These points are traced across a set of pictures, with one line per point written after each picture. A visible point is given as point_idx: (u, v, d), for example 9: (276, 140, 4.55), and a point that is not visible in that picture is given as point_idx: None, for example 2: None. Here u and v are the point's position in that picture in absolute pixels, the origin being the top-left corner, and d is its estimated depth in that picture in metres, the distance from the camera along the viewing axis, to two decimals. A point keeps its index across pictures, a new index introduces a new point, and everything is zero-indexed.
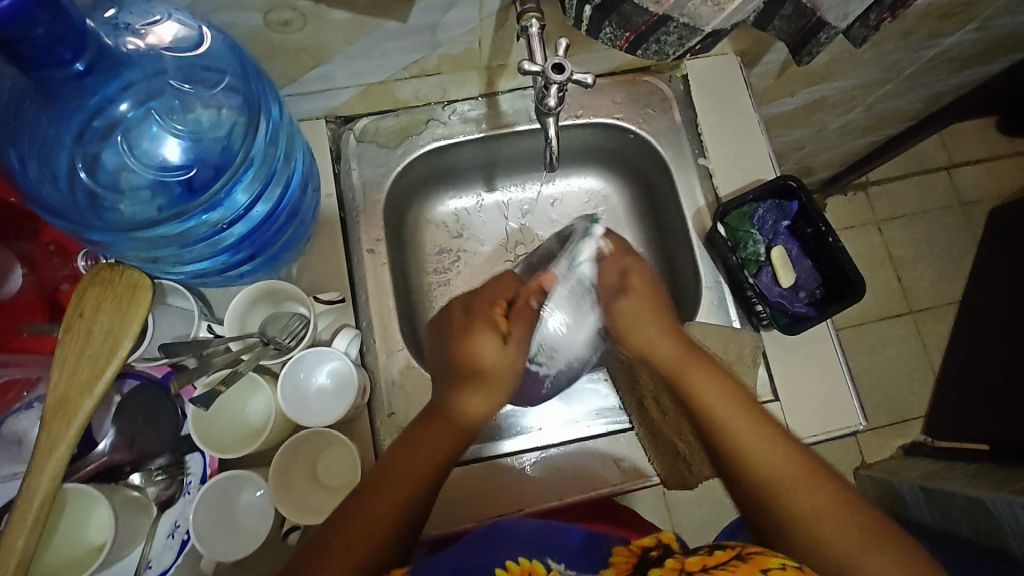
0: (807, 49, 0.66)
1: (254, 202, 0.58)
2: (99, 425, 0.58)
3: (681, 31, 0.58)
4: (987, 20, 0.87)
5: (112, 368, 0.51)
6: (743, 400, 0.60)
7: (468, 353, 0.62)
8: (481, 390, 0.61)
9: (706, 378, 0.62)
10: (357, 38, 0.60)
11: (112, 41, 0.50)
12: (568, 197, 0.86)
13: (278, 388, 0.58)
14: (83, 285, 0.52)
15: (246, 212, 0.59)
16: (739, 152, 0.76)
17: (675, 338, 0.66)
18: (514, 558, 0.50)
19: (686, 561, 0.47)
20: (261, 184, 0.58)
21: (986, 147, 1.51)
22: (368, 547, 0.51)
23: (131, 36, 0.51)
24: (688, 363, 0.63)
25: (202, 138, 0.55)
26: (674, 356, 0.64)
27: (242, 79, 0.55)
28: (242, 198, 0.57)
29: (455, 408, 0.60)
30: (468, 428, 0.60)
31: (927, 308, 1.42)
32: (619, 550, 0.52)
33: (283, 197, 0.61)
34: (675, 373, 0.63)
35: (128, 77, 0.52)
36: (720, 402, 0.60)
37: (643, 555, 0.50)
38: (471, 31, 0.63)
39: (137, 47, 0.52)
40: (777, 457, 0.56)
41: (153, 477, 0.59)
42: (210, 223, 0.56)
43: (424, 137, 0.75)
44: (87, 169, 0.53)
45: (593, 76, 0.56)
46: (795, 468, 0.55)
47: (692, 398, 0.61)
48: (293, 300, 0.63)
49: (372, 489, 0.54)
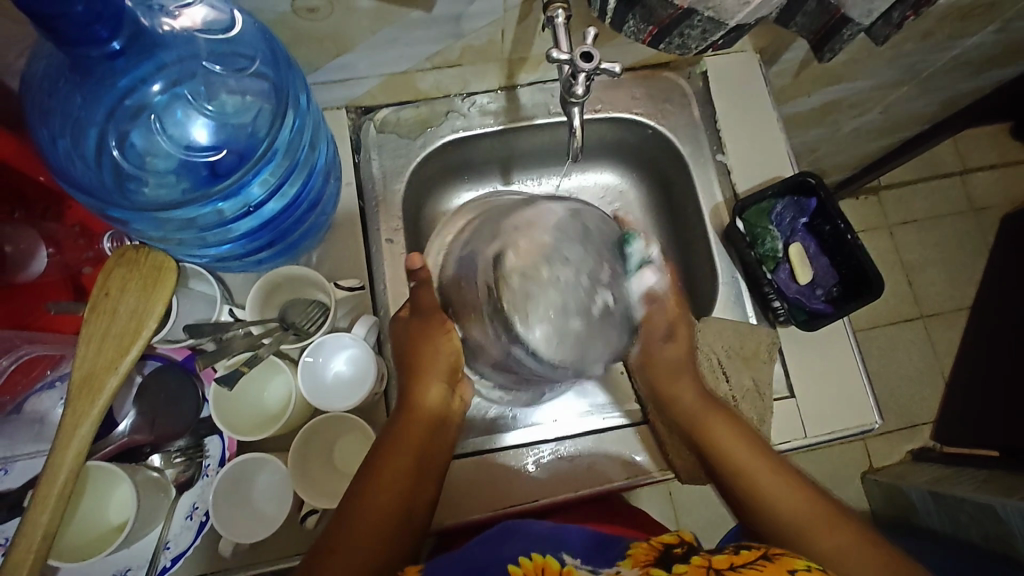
0: (830, 45, 0.66)
1: (272, 193, 0.59)
2: (119, 406, 0.58)
3: (706, 25, 0.59)
4: (1008, 21, 0.87)
5: (136, 348, 0.51)
6: (762, 445, 0.63)
7: (401, 343, 0.65)
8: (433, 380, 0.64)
9: (729, 425, 0.64)
10: (381, 27, 0.60)
11: (148, 21, 0.51)
12: (584, 192, 0.86)
13: (298, 372, 0.59)
14: (108, 265, 0.53)
15: (265, 201, 0.59)
16: (758, 149, 0.76)
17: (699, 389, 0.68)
18: (526, 555, 0.51)
19: (713, 559, 0.49)
20: (281, 175, 0.58)
21: (1000, 153, 1.51)
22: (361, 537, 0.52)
23: (165, 18, 0.52)
24: (706, 415, 0.65)
25: (228, 123, 0.56)
26: (695, 405, 0.66)
27: (270, 68, 0.55)
28: (260, 188, 0.57)
29: (416, 399, 0.62)
30: (435, 412, 0.63)
31: (939, 313, 1.42)
32: (637, 545, 0.54)
33: (303, 189, 0.62)
34: (694, 425, 0.65)
35: (162, 58, 0.53)
36: (740, 452, 0.62)
37: (665, 551, 0.51)
38: (495, 23, 0.64)
39: (170, 28, 0.53)
40: (794, 501, 0.58)
41: (172, 459, 0.58)
42: (229, 211, 0.57)
43: (444, 128, 0.75)
44: (116, 146, 0.54)
45: (621, 66, 0.56)
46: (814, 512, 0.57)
47: (719, 455, 0.62)
48: (313, 287, 0.64)
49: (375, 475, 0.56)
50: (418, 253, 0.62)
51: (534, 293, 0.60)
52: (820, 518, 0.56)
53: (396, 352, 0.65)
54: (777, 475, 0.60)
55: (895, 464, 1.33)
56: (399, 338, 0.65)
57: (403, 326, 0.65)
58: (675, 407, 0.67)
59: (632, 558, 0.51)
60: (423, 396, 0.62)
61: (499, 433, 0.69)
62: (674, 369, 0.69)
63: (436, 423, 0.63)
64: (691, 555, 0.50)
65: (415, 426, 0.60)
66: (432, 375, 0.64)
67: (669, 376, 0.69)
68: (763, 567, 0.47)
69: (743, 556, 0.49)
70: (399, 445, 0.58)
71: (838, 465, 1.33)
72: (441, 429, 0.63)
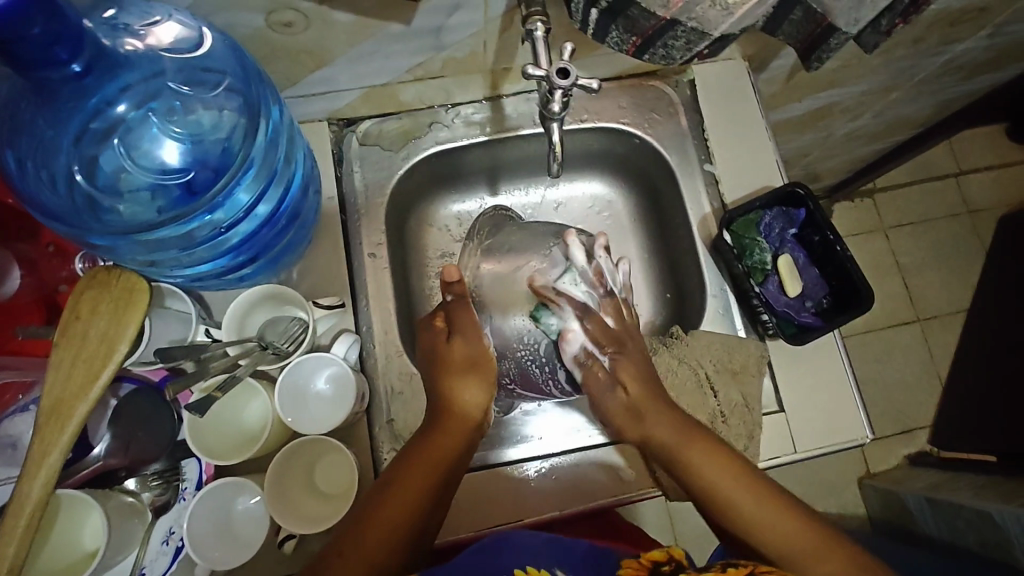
0: (817, 53, 0.65)
1: (256, 201, 0.58)
2: (94, 428, 0.57)
3: (689, 35, 0.58)
4: (1000, 26, 0.86)
5: (107, 372, 0.50)
6: (748, 473, 0.58)
7: (440, 354, 0.62)
8: (471, 380, 0.62)
9: (709, 457, 0.59)
10: (359, 41, 0.59)
11: (110, 42, 0.49)
12: (573, 201, 0.85)
13: (276, 394, 0.58)
14: (78, 289, 0.52)
15: (249, 211, 0.58)
16: (745, 158, 0.75)
17: (671, 420, 0.61)
18: (522, 566, 0.53)
19: None
20: (263, 183, 0.57)
21: (995, 155, 1.50)
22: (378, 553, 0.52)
23: (130, 37, 0.50)
24: (690, 446, 0.59)
25: (202, 141, 0.55)
26: (675, 438, 0.60)
27: (240, 82, 0.54)
28: (243, 199, 0.56)
29: (455, 401, 0.61)
30: (472, 419, 0.61)
31: (935, 316, 1.41)
32: (628, 562, 0.53)
33: (284, 198, 0.61)
34: (671, 460, 0.60)
35: (126, 77, 0.52)
36: (717, 478, 0.58)
37: (654, 568, 0.51)
38: (476, 34, 0.63)
39: (135, 48, 0.51)
40: (774, 528, 0.55)
41: (148, 483, 0.57)
42: (211, 226, 0.56)
43: (427, 140, 0.74)
44: (84, 172, 0.52)
45: (598, 81, 0.55)
46: (799, 535, 0.54)
47: (698, 487, 0.58)
48: (292, 304, 0.63)
49: (389, 490, 0.55)
50: (457, 267, 0.58)
51: (505, 306, 0.64)
52: (807, 545, 0.54)
53: (427, 359, 0.63)
54: (761, 505, 0.56)
55: (892, 469, 1.33)
56: (437, 353, 0.62)
57: (444, 336, 0.62)
58: (652, 443, 0.61)
59: None
60: (459, 401, 0.61)
61: (499, 448, 0.68)
62: (636, 411, 0.62)
63: (471, 430, 0.61)
64: (679, 572, 0.49)
65: (447, 433, 0.59)
66: (471, 382, 0.61)
67: (629, 420, 0.63)
68: None
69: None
70: (419, 457, 0.57)
71: (835, 471, 1.32)
72: (476, 434, 0.61)
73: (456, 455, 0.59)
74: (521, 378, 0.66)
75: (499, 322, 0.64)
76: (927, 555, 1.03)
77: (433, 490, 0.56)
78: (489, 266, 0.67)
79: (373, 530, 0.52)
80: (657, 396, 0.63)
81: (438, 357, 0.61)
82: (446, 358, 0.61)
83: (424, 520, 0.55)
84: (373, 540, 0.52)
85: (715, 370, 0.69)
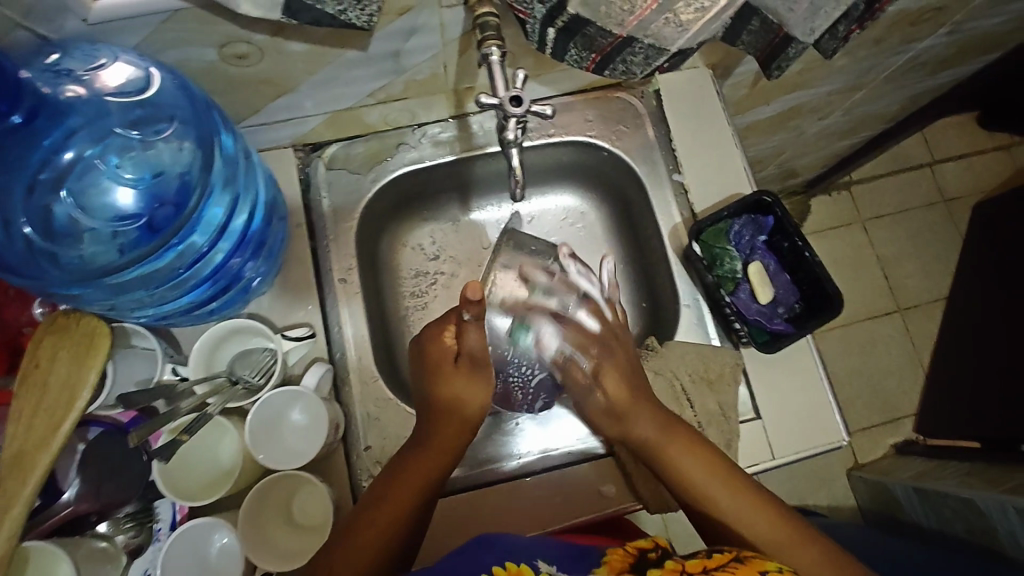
0: (776, 63, 0.66)
1: (223, 227, 0.57)
2: (64, 474, 0.56)
3: (647, 51, 0.58)
4: (959, 23, 0.87)
5: (70, 419, 0.50)
6: (718, 460, 0.60)
7: (442, 372, 0.62)
8: (470, 382, 0.63)
9: (689, 451, 0.60)
10: (317, 68, 0.59)
11: (49, 89, 0.49)
12: (546, 214, 0.85)
13: (246, 426, 0.57)
14: (37, 336, 0.51)
15: (215, 241, 0.57)
16: (714, 166, 0.75)
17: (653, 413, 0.63)
18: (502, 563, 0.50)
19: (686, 564, 0.47)
20: (229, 206, 0.57)
21: (967, 143, 1.52)
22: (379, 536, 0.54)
23: (73, 83, 0.50)
24: (669, 440, 0.61)
25: (157, 179, 0.54)
26: (656, 433, 0.62)
27: (192, 119, 0.54)
28: (215, 219, 0.56)
29: (453, 400, 0.62)
30: (467, 419, 0.63)
31: (916, 306, 1.42)
32: (613, 551, 0.51)
33: (249, 224, 0.60)
34: (654, 456, 0.62)
35: (70, 124, 0.52)
36: (697, 469, 0.59)
37: (640, 556, 0.49)
38: (436, 56, 0.62)
39: (78, 94, 0.51)
40: (754, 521, 0.56)
41: (121, 525, 0.56)
42: (180, 260, 0.55)
43: (394, 161, 0.74)
44: (35, 225, 0.52)
45: (551, 106, 0.59)
46: (775, 528, 0.55)
47: (677, 479, 0.60)
48: (260, 335, 0.62)
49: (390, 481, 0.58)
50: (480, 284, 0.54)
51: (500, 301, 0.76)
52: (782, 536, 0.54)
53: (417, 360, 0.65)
54: (740, 497, 0.57)
55: (880, 458, 1.34)
56: (439, 361, 0.63)
57: (451, 357, 0.62)
58: (631, 436, 0.63)
59: (608, 565, 0.48)
60: (458, 396, 0.62)
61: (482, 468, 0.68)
62: (617, 410, 0.65)
63: (464, 426, 0.63)
64: (665, 559, 0.48)
65: (435, 449, 0.61)
66: (470, 383, 0.63)
67: (609, 420, 0.66)
68: (734, 570, 0.46)
69: (714, 560, 0.48)
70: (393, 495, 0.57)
71: (825, 465, 1.33)
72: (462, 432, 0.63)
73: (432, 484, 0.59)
74: (502, 393, 0.73)
75: (494, 320, 0.75)
76: (917, 544, 1.04)
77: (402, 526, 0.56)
78: (504, 280, 0.77)
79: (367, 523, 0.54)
80: (646, 399, 0.65)
81: (435, 363, 0.63)
82: (440, 360, 0.62)
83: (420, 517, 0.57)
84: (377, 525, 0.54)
85: (691, 381, 0.69)
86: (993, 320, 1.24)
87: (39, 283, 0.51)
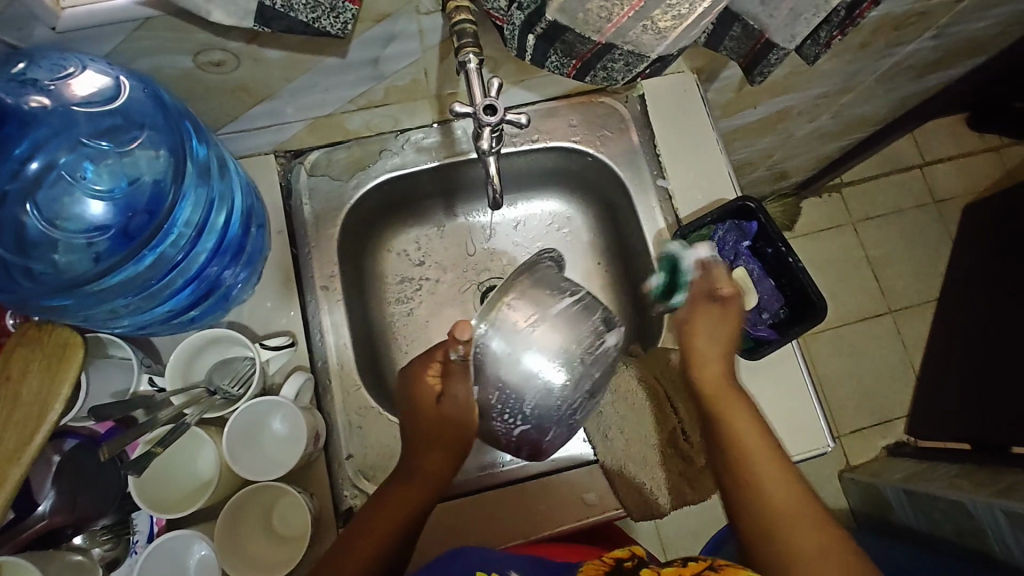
0: (758, 69, 0.65)
1: (200, 232, 0.56)
2: (39, 486, 0.55)
3: (627, 58, 0.58)
4: (944, 26, 0.87)
5: (42, 433, 0.49)
6: (767, 437, 0.58)
7: (423, 410, 0.60)
8: (454, 411, 0.59)
9: (744, 409, 0.60)
10: (295, 75, 0.59)
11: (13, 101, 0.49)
12: (531, 219, 0.84)
13: (224, 437, 0.56)
14: (10, 346, 0.51)
15: (191, 245, 0.56)
16: (699, 171, 0.75)
17: (726, 362, 0.63)
18: None
19: (662, 569, 0.47)
20: (205, 211, 0.56)
21: (957, 144, 1.52)
22: (370, 555, 0.54)
23: (38, 93, 0.50)
24: (728, 394, 0.61)
25: (128, 190, 0.55)
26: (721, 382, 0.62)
27: (163, 127, 0.54)
28: (189, 224, 0.56)
29: (438, 423, 0.60)
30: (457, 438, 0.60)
31: (906, 307, 1.43)
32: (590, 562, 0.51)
33: (227, 228, 0.59)
34: (711, 402, 0.61)
35: (36, 135, 0.52)
36: (747, 428, 0.58)
37: (616, 565, 0.49)
38: (416, 63, 0.62)
39: (43, 105, 0.51)
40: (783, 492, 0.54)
41: (98, 537, 0.56)
42: (156, 266, 0.55)
43: (377, 167, 0.73)
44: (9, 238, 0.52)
45: (526, 117, 0.59)
46: (801, 508, 0.54)
47: (723, 430, 0.59)
48: (238, 344, 0.61)
49: (390, 495, 0.58)
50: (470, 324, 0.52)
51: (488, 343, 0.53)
52: (799, 517, 0.53)
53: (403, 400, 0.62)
54: (779, 466, 0.56)
55: (871, 460, 1.34)
56: (420, 393, 0.60)
57: (434, 396, 0.59)
58: (698, 371, 0.63)
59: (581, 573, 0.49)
60: (444, 420, 0.59)
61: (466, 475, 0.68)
62: (710, 332, 0.64)
63: (455, 446, 0.60)
64: (640, 567, 0.48)
65: (424, 469, 0.59)
66: (455, 409, 0.59)
67: (706, 337, 0.64)
68: None
69: (690, 568, 0.47)
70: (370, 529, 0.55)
71: (815, 467, 1.33)
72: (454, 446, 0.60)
73: (419, 516, 0.57)
74: (485, 431, 0.59)
75: (481, 361, 0.54)
76: (907, 547, 1.04)
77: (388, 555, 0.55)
78: (518, 306, 0.54)
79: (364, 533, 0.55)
80: (727, 350, 0.64)
81: (417, 393, 0.60)
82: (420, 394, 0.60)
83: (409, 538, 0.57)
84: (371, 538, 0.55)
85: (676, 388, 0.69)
86: (983, 322, 1.24)
87: (12, 297, 0.51)
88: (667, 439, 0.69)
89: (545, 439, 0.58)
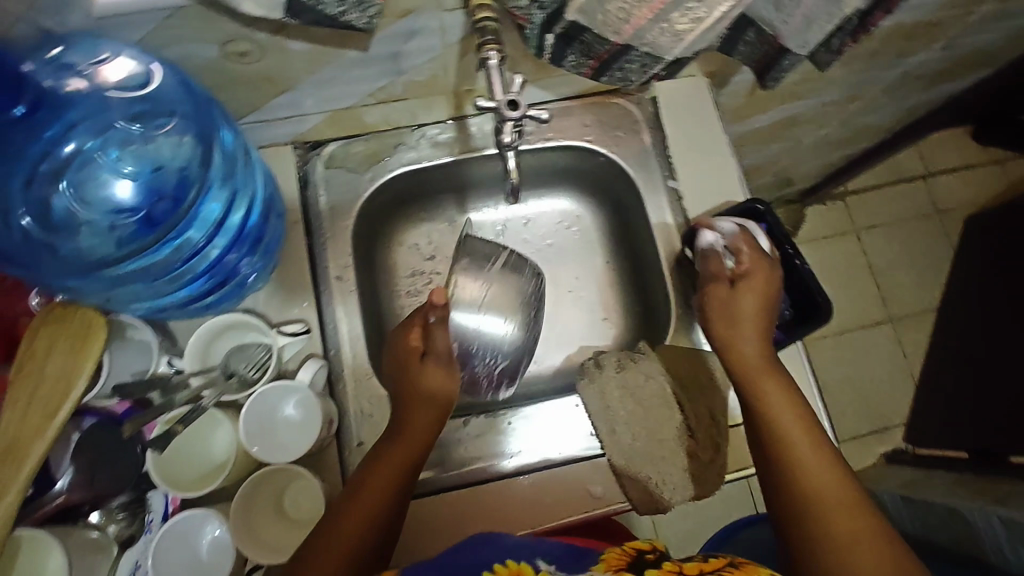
0: (771, 73, 0.68)
1: (223, 220, 0.58)
2: (57, 463, 0.56)
3: (644, 58, 0.59)
4: (953, 38, 0.88)
5: (65, 410, 0.51)
6: (822, 439, 0.58)
7: (409, 384, 0.61)
8: (424, 378, 0.61)
9: (781, 388, 0.61)
10: (318, 68, 0.60)
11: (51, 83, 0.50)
12: (542, 218, 0.86)
13: (241, 422, 0.58)
14: (33, 328, 0.53)
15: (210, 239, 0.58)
16: (709, 173, 0.76)
17: (763, 339, 0.64)
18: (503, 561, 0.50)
19: (683, 565, 0.48)
20: (226, 201, 0.58)
21: (962, 155, 1.53)
22: (362, 521, 0.53)
23: (74, 78, 0.51)
24: (765, 374, 0.62)
25: (154, 176, 0.56)
26: (760, 361, 0.63)
27: (192, 114, 0.56)
28: (212, 213, 0.57)
29: (418, 387, 0.60)
30: (439, 405, 0.60)
31: (907, 316, 1.44)
32: (612, 550, 0.52)
33: (246, 219, 0.61)
34: (750, 382, 0.62)
35: (69, 116, 0.53)
36: (783, 408, 0.60)
37: (637, 556, 0.49)
38: (435, 59, 0.63)
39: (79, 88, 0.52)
40: (819, 473, 0.55)
41: (114, 515, 0.57)
42: (179, 251, 0.56)
43: (392, 161, 0.74)
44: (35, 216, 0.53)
45: (547, 113, 0.62)
46: (839, 489, 0.54)
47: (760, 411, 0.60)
48: (255, 330, 0.63)
49: (376, 464, 0.57)
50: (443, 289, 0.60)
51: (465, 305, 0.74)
52: (842, 502, 0.53)
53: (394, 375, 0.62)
54: (815, 447, 0.57)
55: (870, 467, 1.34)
56: (404, 359, 0.61)
57: (410, 361, 0.61)
58: (734, 351, 0.64)
59: (605, 562, 0.49)
60: (430, 389, 0.60)
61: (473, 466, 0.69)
62: (731, 316, 0.65)
63: (437, 413, 0.61)
64: (663, 561, 0.49)
65: (411, 436, 0.59)
66: (439, 378, 0.61)
67: (725, 313, 0.65)
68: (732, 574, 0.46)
69: (711, 564, 0.49)
70: (354, 509, 0.54)
71: None
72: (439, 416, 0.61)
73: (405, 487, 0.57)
74: (467, 382, 0.73)
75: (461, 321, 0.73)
76: None
77: (376, 531, 0.54)
78: (467, 281, 0.75)
79: (360, 506, 0.54)
80: (764, 329, 0.65)
81: (405, 363, 0.61)
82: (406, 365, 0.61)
83: (394, 512, 0.56)
84: (362, 504, 0.54)
85: (681, 385, 0.70)
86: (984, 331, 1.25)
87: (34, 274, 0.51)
88: (672, 436, 0.69)
89: (521, 367, 0.76)
